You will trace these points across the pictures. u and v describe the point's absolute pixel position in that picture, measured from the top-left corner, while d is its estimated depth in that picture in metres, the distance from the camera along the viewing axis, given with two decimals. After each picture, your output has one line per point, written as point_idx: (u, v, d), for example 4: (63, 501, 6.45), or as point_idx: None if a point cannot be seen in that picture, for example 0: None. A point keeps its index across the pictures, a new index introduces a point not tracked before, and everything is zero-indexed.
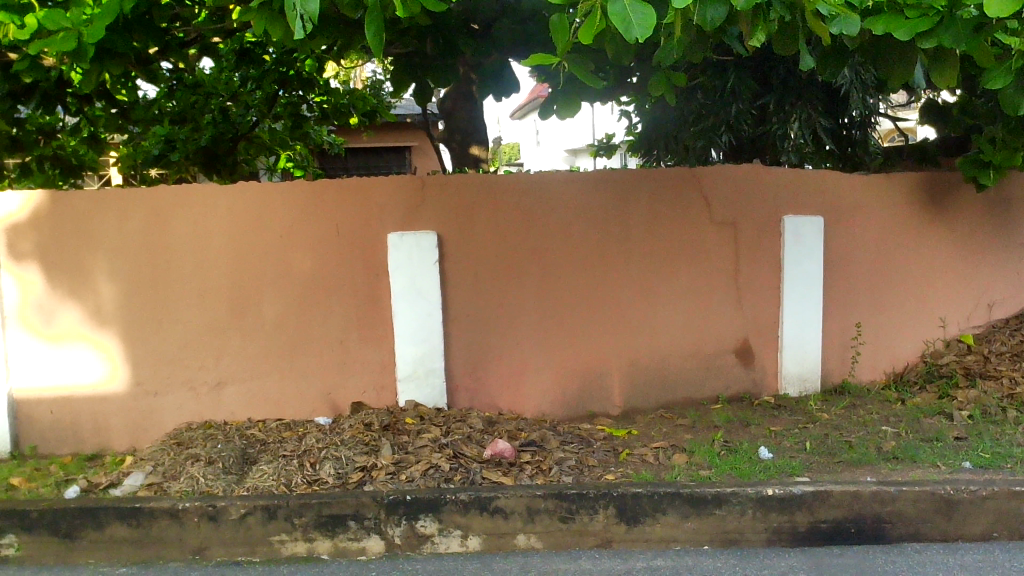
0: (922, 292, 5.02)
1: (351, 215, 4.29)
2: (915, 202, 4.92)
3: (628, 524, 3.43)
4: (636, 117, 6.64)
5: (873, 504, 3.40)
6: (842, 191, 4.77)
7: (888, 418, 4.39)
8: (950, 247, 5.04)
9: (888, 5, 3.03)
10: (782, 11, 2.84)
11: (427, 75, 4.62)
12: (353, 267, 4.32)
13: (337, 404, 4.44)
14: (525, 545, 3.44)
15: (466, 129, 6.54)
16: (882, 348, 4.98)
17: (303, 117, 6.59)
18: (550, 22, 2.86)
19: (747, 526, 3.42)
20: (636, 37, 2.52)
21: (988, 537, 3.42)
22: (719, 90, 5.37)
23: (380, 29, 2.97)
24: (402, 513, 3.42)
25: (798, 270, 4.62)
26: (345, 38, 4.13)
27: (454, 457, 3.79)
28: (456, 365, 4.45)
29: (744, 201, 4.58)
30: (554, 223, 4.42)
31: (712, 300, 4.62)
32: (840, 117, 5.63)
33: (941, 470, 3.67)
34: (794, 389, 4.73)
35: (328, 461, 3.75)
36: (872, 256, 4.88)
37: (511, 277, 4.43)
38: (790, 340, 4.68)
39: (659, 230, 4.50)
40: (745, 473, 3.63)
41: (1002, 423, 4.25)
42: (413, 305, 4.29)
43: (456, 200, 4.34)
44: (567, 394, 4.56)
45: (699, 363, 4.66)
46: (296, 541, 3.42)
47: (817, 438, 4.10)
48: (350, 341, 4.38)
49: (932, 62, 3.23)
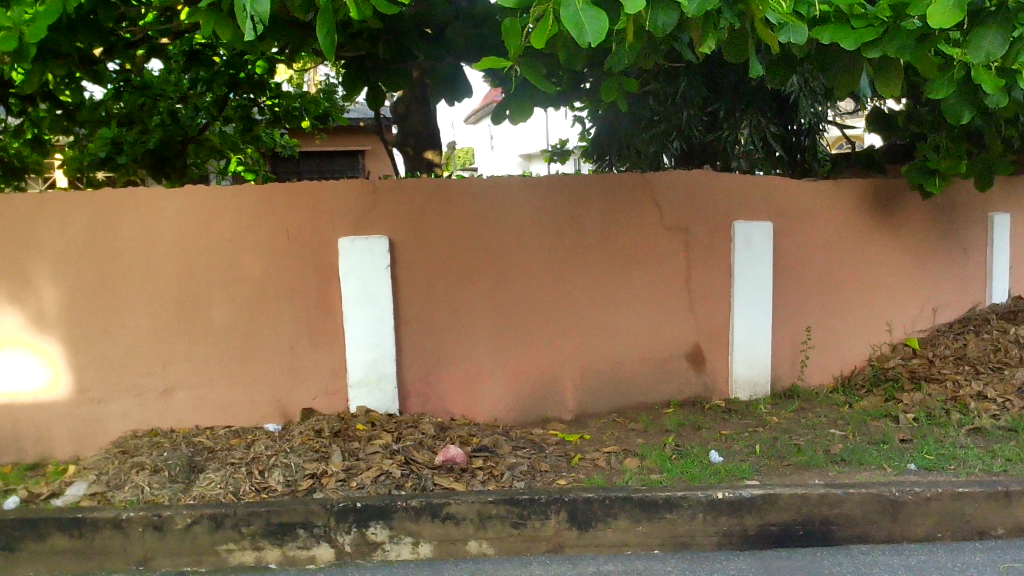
0: (869, 297, 5.16)
1: (301, 218, 4.24)
2: (861, 208, 5.07)
3: (580, 528, 3.42)
4: (589, 123, 6.61)
5: (820, 506, 3.44)
6: (789, 198, 4.85)
7: (836, 421, 4.45)
8: (897, 254, 5.22)
9: (835, 14, 3.09)
10: (732, 18, 2.87)
11: (380, 78, 4.62)
12: (303, 273, 4.27)
13: (286, 410, 4.37)
14: (476, 552, 3.42)
15: (420, 133, 6.50)
16: (829, 351, 5.07)
17: (255, 120, 6.53)
18: (503, 26, 2.86)
19: (698, 530, 3.44)
20: (589, 42, 2.53)
21: (932, 538, 3.47)
22: (670, 97, 5.39)
23: (332, 31, 2.94)
24: (352, 521, 3.38)
25: (746, 275, 4.68)
26: (296, 41, 4.12)
27: (405, 463, 3.76)
28: (409, 371, 4.42)
29: (694, 206, 4.61)
30: (508, 228, 4.41)
31: (663, 304, 4.64)
32: (789, 123, 5.69)
33: (887, 472, 3.72)
34: (745, 392, 4.79)
35: (277, 468, 3.70)
36: (820, 261, 4.97)
37: (465, 281, 4.41)
38: (740, 345, 4.73)
39: (610, 235, 4.52)
40: (696, 476, 3.65)
41: (946, 425, 4.32)
42: (364, 310, 4.26)
43: (408, 204, 4.31)
44: (521, 399, 4.54)
45: (652, 367, 4.67)
46: (243, 551, 3.37)
47: (766, 442, 4.14)
48: (301, 346, 4.33)
49: (878, 71, 3.28)
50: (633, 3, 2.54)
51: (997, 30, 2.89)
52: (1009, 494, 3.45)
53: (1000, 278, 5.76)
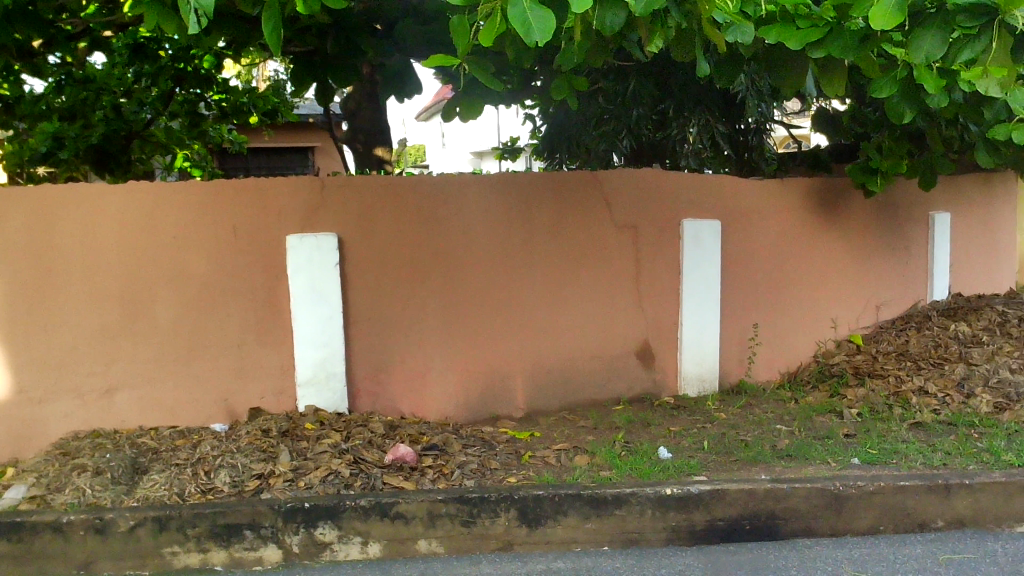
0: (814, 295, 5.26)
1: (247, 214, 4.18)
2: (805, 207, 5.16)
3: (529, 526, 3.43)
4: (540, 120, 6.64)
5: (766, 501, 3.49)
6: (737, 196, 4.91)
7: (782, 417, 4.52)
8: (841, 252, 5.34)
9: (780, 14, 3.14)
10: (679, 17, 2.89)
11: (328, 74, 4.58)
12: (250, 271, 4.21)
13: (233, 410, 4.31)
14: (426, 550, 3.40)
15: (369, 130, 6.44)
16: (775, 348, 5.14)
17: (202, 116, 6.42)
18: (451, 23, 2.85)
19: (647, 526, 3.46)
20: (536, 40, 2.53)
21: (874, 531, 3.53)
22: (620, 95, 5.42)
23: (278, 25, 2.90)
24: (300, 521, 3.35)
25: (695, 272, 4.74)
26: (242, 34, 4.07)
27: (354, 462, 3.73)
28: (358, 369, 4.38)
29: (644, 204, 4.64)
30: (458, 226, 4.40)
31: (613, 302, 4.67)
32: (737, 123, 5.76)
33: (831, 466, 3.78)
34: (693, 389, 4.84)
35: (224, 468, 3.65)
36: (767, 258, 5.05)
37: (414, 279, 4.38)
38: (689, 342, 4.78)
39: (560, 233, 4.53)
40: (645, 473, 3.68)
41: (889, 420, 4.41)
42: (312, 308, 4.22)
43: (357, 201, 4.28)
44: (471, 397, 4.52)
45: (601, 365, 4.69)
46: (188, 553, 3.32)
47: (714, 438, 4.19)
48: (248, 345, 4.27)
49: (822, 71, 3.33)
50: (580, 2, 2.55)
51: (936, 32, 2.95)
52: (948, 487, 3.53)
53: (939, 277, 5.93)
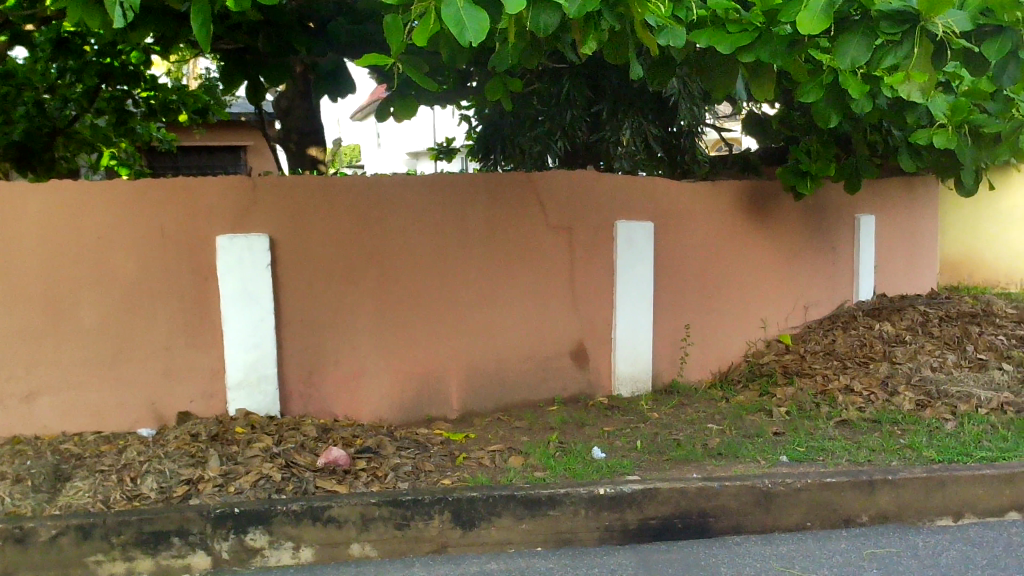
0: (744, 295, 5.35)
1: (175, 215, 4.09)
2: (735, 209, 5.26)
3: (463, 528, 3.42)
4: (475, 121, 6.62)
5: (698, 499, 3.53)
6: (669, 198, 4.97)
7: (713, 416, 4.58)
8: (769, 254, 5.45)
9: (712, 19, 3.19)
10: (613, 20, 2.91)
11: (260, 71, 4.52)
12: (178, 272, 4.12)
13: (161, 414, 4.21)
14: (359, 554, 3.37)
15: (303, 129, 6.36)
16: (706, 349, 5.22)
17: (129, 113, 6.26)
18: (384, 22, 2.82)
19: (581, 526, 3.47)
20: (470, 41, 2.52)
21: (802, 527, 3.61)
22: (554, 97, 5.45)
23: (208, 21, 2.86)
24: (229, 527, 3.29)
25: (629, 274, 4.79)
26: (170, 29, 3.98)
27: (285, 466, 3.68)
28: (291, 372, 4.32)
29: (577, 206, 4.67)
30: (392, 226, 4.37)
31: (548, 302, 4.68)
32: (670, 126, 5.82)
33: (760, 464, 3.85)
34: (626, 389, 4.88)
35: (150, 474, 3.56)
36: (698, 260, 5.12)
37: (347, 281, 4.34)
38: (622, 342, 4.83)
39: (495, 233, 4.53)
40: (579, 473, 3.70)
41: (816, 418, 4.50)
42: (243, 310, 4.15)
43: (290, 202, 4.22)
44: (405, 398, 4.50)
45: (535, 365, 4.70)
46: (113, 561, 3.23)
47: (647, 437, 4.23)
48: (176, 347, 4.17)
49: (752, 75, 3.39)
50: (514, 3, 2.55)
51: (862, 38, 3.02)
52: (872, 483, 3.62)
53: (865, 277, 6.12)
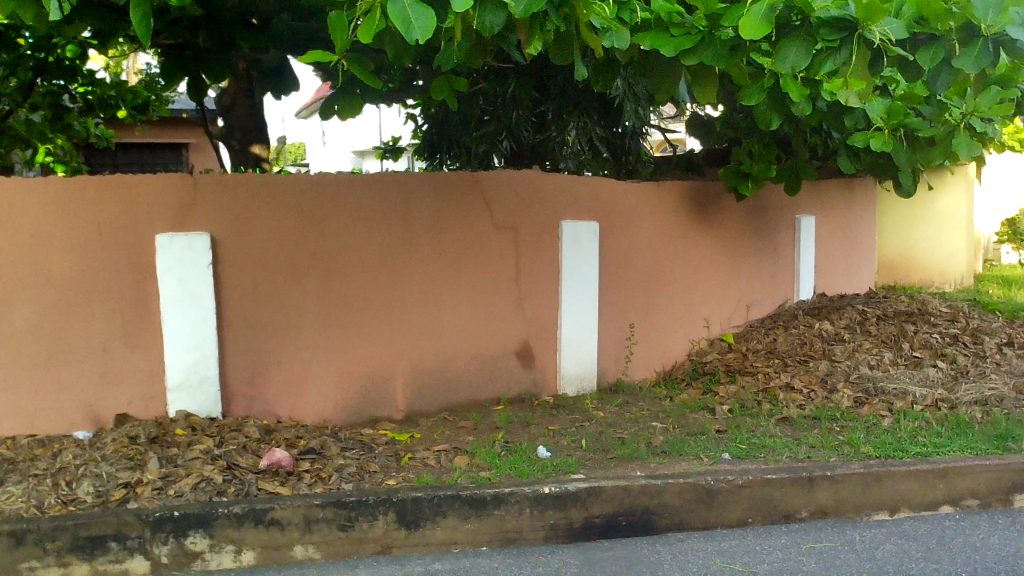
0: (688, 295, 5.42)
1: (113, 213, 4.01)
2: (678, 210, 5.32)
3: (408, 528, 3.40)
4: (421, 120, 6.60)
5: (642, 496, 3.56)
6: (613, 199, 5.01)
7: (657, 414, 4.63)
8: (712, 254, 5.52)
9: (655, 21, 3.22)
10: (558, 21, 2.92)
11: (202, 68, 4.44)
12: (117, 271, 4.03)
13: (98, 416, 4.11)
14: (302, 557, 3.33)
15: (246, 127, 6.27)
16: (651, 348, 5.27)
17: (66, 109, 6.11)
18: (329, 19, 2.79)
19: (525, 524, 3.48)
20: (416, 38, 2.51)
21: (743, 523, 3.66)
22: (500, 97, 5.45)
23: (148, 15, 2.80)
24: (169, 531, 3.23)
25: (574, 274, 4.82)
26: (108, 24, 3.90)
27: (227, 468, 3.63)
28: (232, 372, 4.25)
29: (523, 206, 4.68)
30: (337, 225, 4.33)
31: (494, 302, 4.68)
32: (614, 126, 5.85)
33: (703, 461, 3.90)
34: (572, 388, 4.91)
35: (87, 478, 3.48)
36: (642, 260, 5.17)
37: (291, 280, 4.29)
38: (568, 341, 4.85)
39: (441, 233, 4.52)
40: (524, 472, 3.71)
41: (758, 415, 4.57)
42: (183, 310, 4.08)
43: (232, 201, 4.16)
44: (350, 398, 4.46)
45: (480, 365, 4.70)
46: (48, 568, 3.16)
47: (592, 436, 4.25)
48: (114, 348, 4.08)
49: (694, 78, 3.43)
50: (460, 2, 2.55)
51: (801, 43, 3.08)
52: (811, 479, 3.69)
53: (805, 276, 6.23)
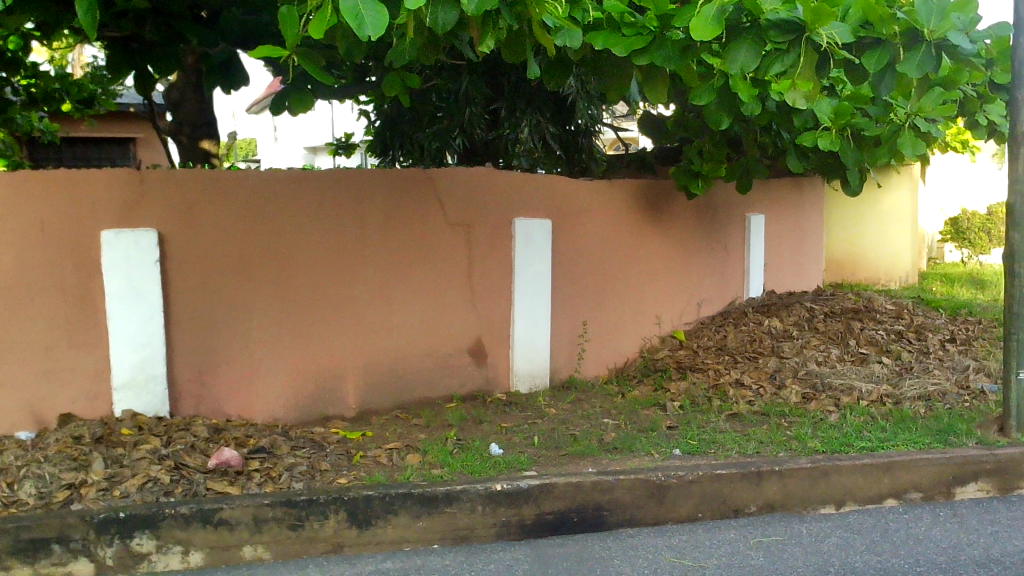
0: (639, 292, 5.46)
1: (56, 208, 3.92)
2: (630, 208, 5.36)
3: (359, 527, 3.38)
4: (374, 116, 6.55)
5: (593, 493, 3.58)
6: (566, 197, 5.02)
7: (609, 411, 4.65)
8: (663, 252, 5.57)
9: (607, 21, 3.23)
10: (511, 19, 2.92)
11: (148, 61, 4.37)
12: (60, 268, 3.95)
13: (41, 416, 4.02)
14: (251, 557, 3.29)
15: (195, 121, 6.18)
16: (603, 345, 5.29)
17: (8, 102, 5.96)
18: (280, 14, 2.76)
19: (477, 522, 3.48)
20: (369, 35, 2.50)
21: (693, 518, 3.69)
22: (453, 94, 5.44)
23: (94, 7, 2.75)
24: (114, 533, 3.18)
25: (526, 271, 4.83)
26: (52, 15, 3.81)
27: (174, 468, 3.57)
28: (180, 371, 4.18)
29: (476, 203, 4.68)
30: (288, 222, 4.29)
31: (446, 299, 4.67)
32: (567, 124, 5.86)
33: (654, 458, 3.93)
34: (524, 385, 4.92)
35: (29, 479, 3.41)
36: (595, 258, 5.20)
37: (241, 277, 4.24)
38: (520, 339, 4.86)
39: (393, 230, 4.50)
40: (476, 469, 3.70)
41: (708, 411, 4.62)
42: (130, 308, 4.01)
43: (181, 197, 4.09)
44: (301, 396, 4.41)
45: (433, 362, 4.69)
46: None
47: (544, 433, 4.26)
48: (58, 347, 3.99)
49: (645, 78, 3.45)
50: None
51: (751, 44, 3.12)
52: (759, 474, 3.74)
53: (755, 274, 6.30)
